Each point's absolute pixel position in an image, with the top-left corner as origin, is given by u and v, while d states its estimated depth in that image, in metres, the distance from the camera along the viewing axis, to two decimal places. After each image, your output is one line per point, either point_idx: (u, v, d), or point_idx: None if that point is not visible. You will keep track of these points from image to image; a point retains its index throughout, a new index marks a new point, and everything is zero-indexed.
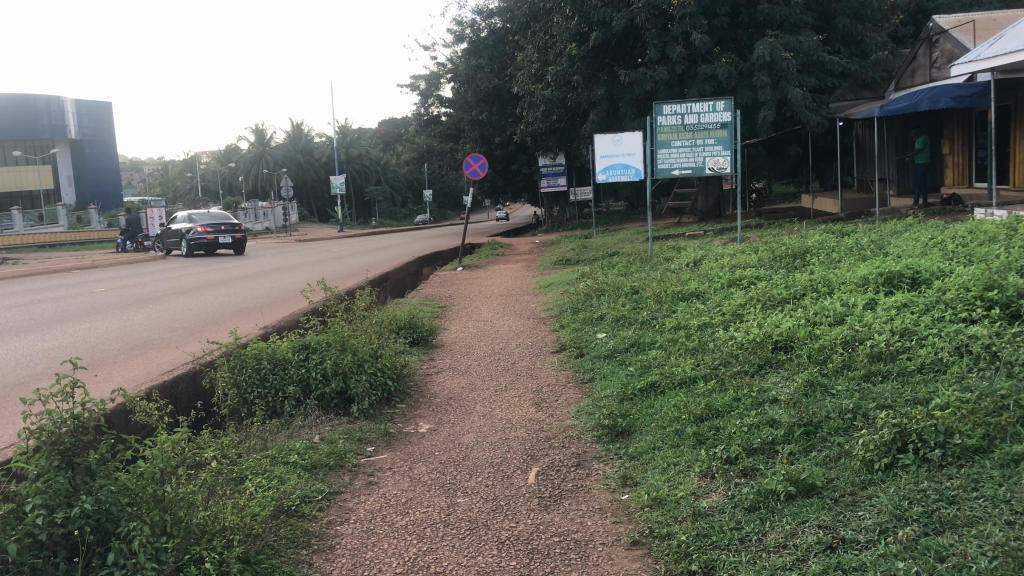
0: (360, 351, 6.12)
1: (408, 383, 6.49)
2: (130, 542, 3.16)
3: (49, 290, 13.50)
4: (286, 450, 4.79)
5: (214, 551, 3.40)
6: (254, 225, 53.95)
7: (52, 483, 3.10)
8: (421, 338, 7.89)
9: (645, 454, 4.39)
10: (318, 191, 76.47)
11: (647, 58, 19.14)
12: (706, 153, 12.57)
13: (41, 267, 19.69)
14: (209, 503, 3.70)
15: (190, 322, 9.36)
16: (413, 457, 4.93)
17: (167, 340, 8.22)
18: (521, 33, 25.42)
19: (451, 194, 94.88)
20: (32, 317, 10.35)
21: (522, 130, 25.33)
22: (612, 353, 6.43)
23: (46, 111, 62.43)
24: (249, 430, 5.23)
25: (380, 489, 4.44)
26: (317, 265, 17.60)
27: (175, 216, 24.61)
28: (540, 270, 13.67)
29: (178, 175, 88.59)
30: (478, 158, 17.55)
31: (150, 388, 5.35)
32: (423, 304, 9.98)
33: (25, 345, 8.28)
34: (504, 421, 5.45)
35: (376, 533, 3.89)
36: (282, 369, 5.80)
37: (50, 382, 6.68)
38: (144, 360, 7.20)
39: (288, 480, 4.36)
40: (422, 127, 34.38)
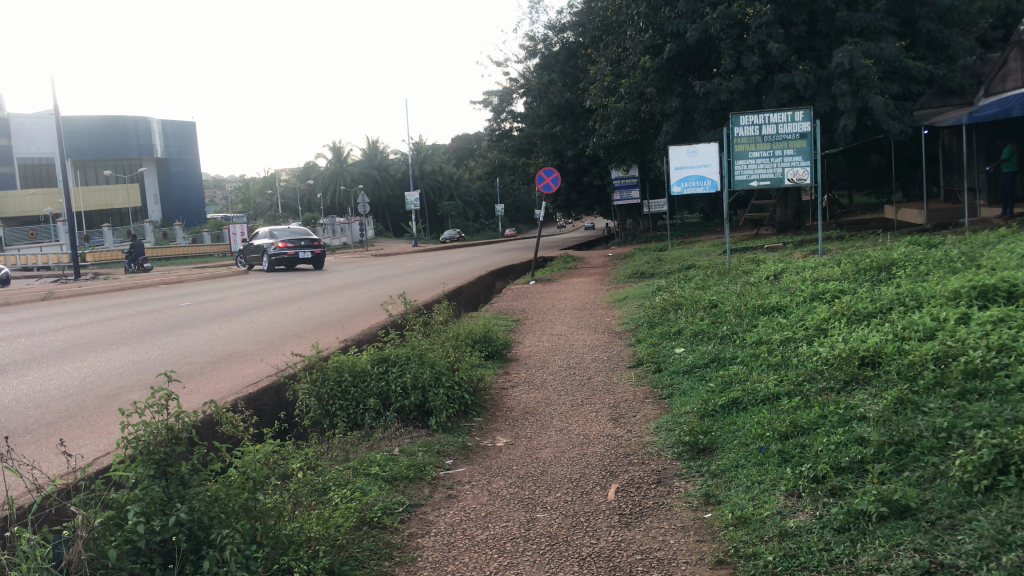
0: (438, 364, 6.18)
1: (485, 397, 6.51)
2: (222, 550, 3.25)
3: (137, 304, 14.01)
4: (368, 462, 4.88)
5: (301, 561, 3.46)
6: (332, 240, 55.27)
7: (148, 491, 3.22)
8: (495, 352, 7.91)
9: (728, 471, 4.31)
10: (393, 207, 77.76)
11: (722, 69, 18.93)
12: (785, 164, 12.34)
13: (130, 281, 20.51)
14: (296, 513, 3.78)
15: (273, 335, 9.60)
16: (492, 471, 4.94)
17: (251, 353, 8.44)
18: (594, 46, 25.47)
19: (524, 208, 95.30)
20: (123, 330, 10.75)
21: (595, 142, 25.31)
22: (691, 369, 6.35)
23: (134, 132, 65.32)
24: (331, 442, 5.32)
25: (460, 503, 4.46)
26: (393, 279, 17.86)
27: (257, 231, 25.31)
28: (614, 284, 13.61)
29: (259, 192, 91.38)
30: (550, 172, 17.55)
31: (237, 399, 5.50)
32: (497, 318, 10.04)
33: (117, 357, 8.61)
34: (581, 436, 5.42)
35: (457, 546, 3.92)
36: (363, 381, 5.90)
37: (144, 393, 6.92)
38: (232, 372, 7.40)
39: (370, 491, 4.42)
40: (494, 141, 34.69)
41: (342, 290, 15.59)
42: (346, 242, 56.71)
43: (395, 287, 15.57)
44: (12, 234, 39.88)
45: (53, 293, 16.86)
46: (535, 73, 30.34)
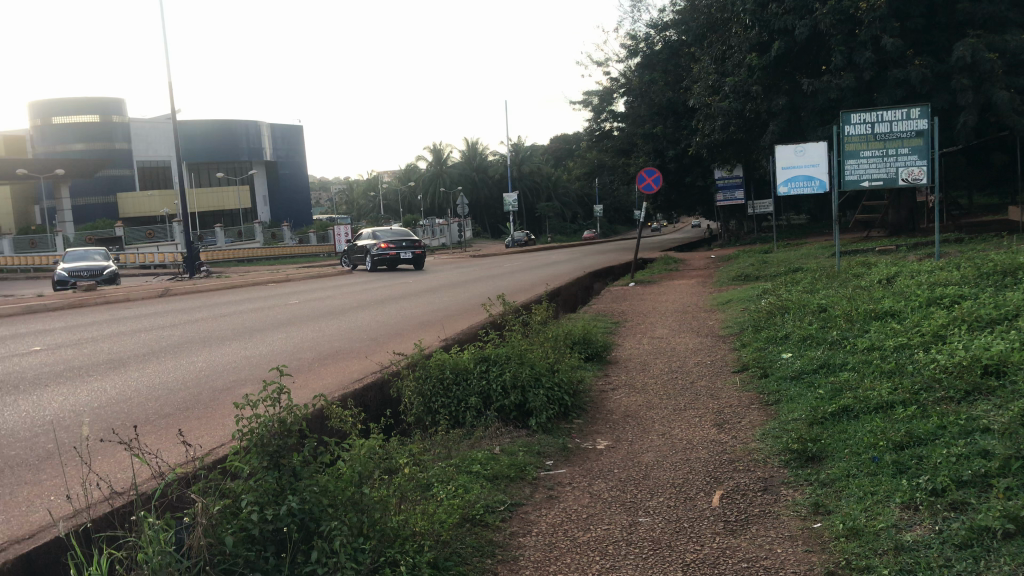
0: (538, 364, 6.19)
1: (586, 398, 6.51)
2: (331, 541, 3.34)
3: (246, 302, 14.54)
4: (469, 460, 4.93)
5: (407, 555, 3.54)
6: (431, 241, 56.17)
7: (262, 482, 3.34)
8: (596, 353, 7.89)
9: (839, 481, 4.17)
10: (491, 208, 78.45)
11: (833, 65, 18.36)
12: (899, 163, 11.85)
13: (241, 280, 21.36)
14: (401, 508, 3.86)
15: (376, 334, 9.80)
16: (593, 474, 4.92)
17: (356, 350, 8.65)
18: (697, 44, 25.10)
19: (623, 210, 94.64)
20: (235, 326, 11.18)
21: (698, 142, 24.92)
22: (799, 374, 6.17)
23: (246, 136, 68.12)
24: (434, 439, 5.41)
25: (561, 504, 4.46)
26: (493, 280, 18.02)
27: (361, 231, 25.95)
28: (717, 286, 13.36)
29: (362, 194, 93.87)
30: (652, 171, 17.37)
31: (344, 395, 5.66)
32: (597, 319, 10.01)
33: (230, 352, 8.96)
34: (685, 441, 5.34)
35: (558, 547, 3.91)
36: (464, 379, 5.98)
37: (255, 386, 7.19)
38: (338, 368, 7.60)
39: (472, 489, 4.47)
40: (594, 142, 34.57)
41: (442, 290, 15.81)
42: (445, 242, 57.52)
43: (495, 288, 15.68)
44: (133, 235, 42.03)
45: (169, 290, 17.70)
46: (637, 72, 30.09)
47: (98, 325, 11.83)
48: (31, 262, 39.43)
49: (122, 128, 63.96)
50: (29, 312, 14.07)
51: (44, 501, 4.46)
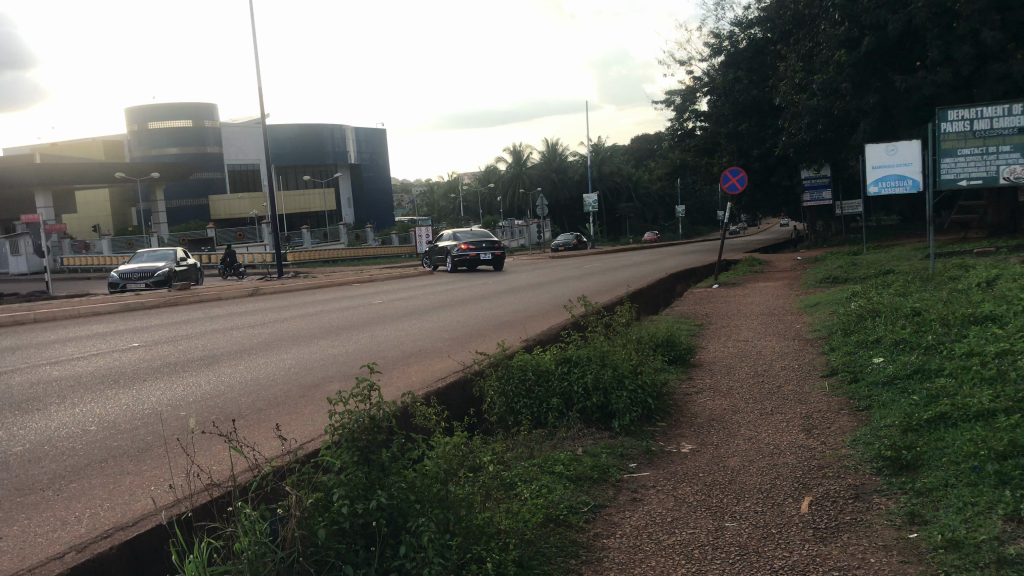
0: (621, 366, 6.17)
1: (669, 401, 6.44)
2: (419, 536, 3.39)
3: (331, 302, 14.86)
4: (552, 460, 4.95)
5: (492, 552, 3.57)
6: (511, 242, 56.48)
7: (352, 476, 3.43)
8: (679, 356, 7.80)
9: (936, 491, 4.03)
10: (571, 209, 78.35)
11: (928, 60, 17.73)
12: (1000, 162, 11.41)
13: (327, 280, 21.86)
14: (486, 505, 3.90)
15: (457, 333, 9.88)
16: (678, 477, 4.87)
17: (438, 349, 8.75)
18: (784, 41, 24.58)
19: (705, 211, 93.34)
20: (321, 325, 11.44)
21: (784, 141, 24.40)
22: (891, 380, 5.99)
23: (331, 139, 69.71)
24: (516, 438, 5.44)
25: (645, 507, 4.43)
26: (573, 281, 18.00)
27: (442, 233, 26.26)
28: (804, 289, 13.05)
29: (443, 196, 95.15)
30: (736, 171, 17.07)
31: (428, 393, 5.75)
32: (680, 321, 9.89)
33: (316, 350, 9.18)
34: (771, 446, 5.24)
35: (643, 550, 3.89)
36: (546, 379, 6.01)
37: (341, 384, 7.35)
38: (421, 367, 7.72)
39: (555, 489, 4.48)
40: (676, 142, 34.19)
41: (522, 290, 15.87)
42: (525, 243, 57.71)
43: (575, 289, 15.66)
44: (224, 236, 43.45)
45: (259, 290, 18.26)
46: (720, 71, 29.61)
47: (191, 323, 12.27)
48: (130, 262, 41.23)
49: (214, 133, 66.24)
50: (127, 310, 14.70)
51: (147, 490, 4.66)
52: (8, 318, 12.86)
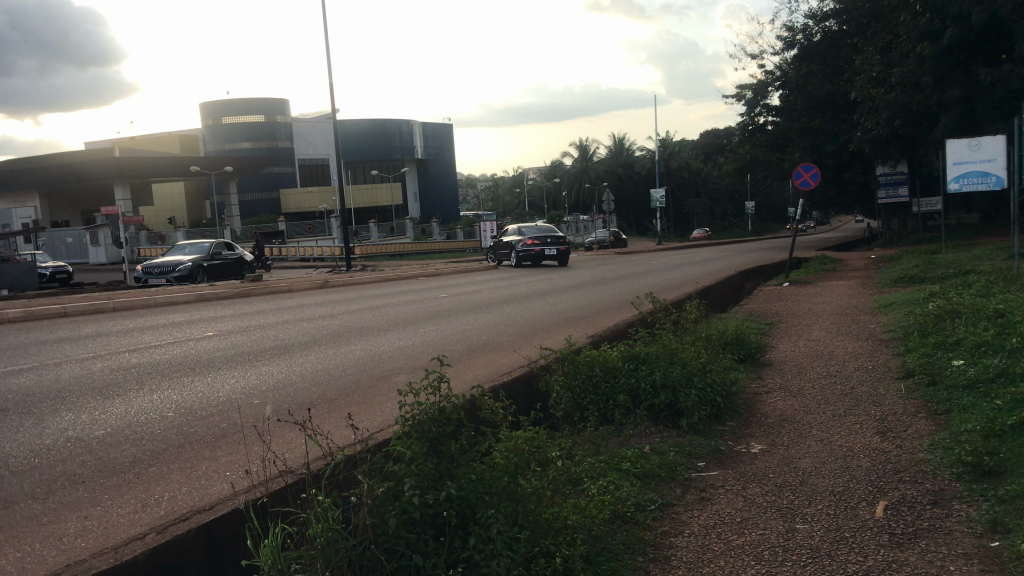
0: (689, 364, 6.11)
1: (739, 400, 6.36)
2: (487, 528, 3.42)
3: (397, 294, 15.03)
4: (619, 457, 4.93)
5: (560, 547, 3.58)
6: (576, 237, 56.32)
7: (422, 467, 3.48)
8: (749, 355, 7.69)
9: (1019, 499, 3.88)
10: (637, 205, 77.75)
11: (1014, 53, 17.08)
12: None
13: (394, 273, 22.14)
14: (555, 500, 3.91)
15: (523, 328, 9.91)
16: (747, 477, 4.80)
17: (504, 343, 8.79)
18: (861, 34, 24.00)
19: (775, 208, 91.66)
20: (388, 317, 11.59)
21: (858, 137, 23.79)
22: (972, 384, 5.79)
23: (399, 134, 70.49)
24: (583, 435, 5.44)
25: (714, 506, 4.38)
26: (639, 277, 17.86)
27: (508, 228, 26.35)
28: (879, 288, 12.71)
29: (508, 191, 95.38)
30: (809, 167, 16.72)
31: (495, 387, 5.78)
32: (750, 320, 9.74)
33: (384, 342, 9.31)
34: (845, 448, 5.13)
35: (712, 549, 3.85)
36: (613, 376, 6.00)
37: (409, 376, 7.44)
38: (488, 361, 7.77)
39: (623, 486, 4.46)
40: (746, 137, 33.65)
41: (588, 286, 15.81)
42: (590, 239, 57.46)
43: (642, 285, 15.54)
44: (294, 229, 44.30)
45: (328, 282, 18.59)
46: (793, 65, 29.01)
47: (263, 313, 12.56)
48: None
49: (285, 128, 67.58)
50: (203, 300, 15.12)
51: (224, 475, 4.80)
52: (90, 306, 13.35)
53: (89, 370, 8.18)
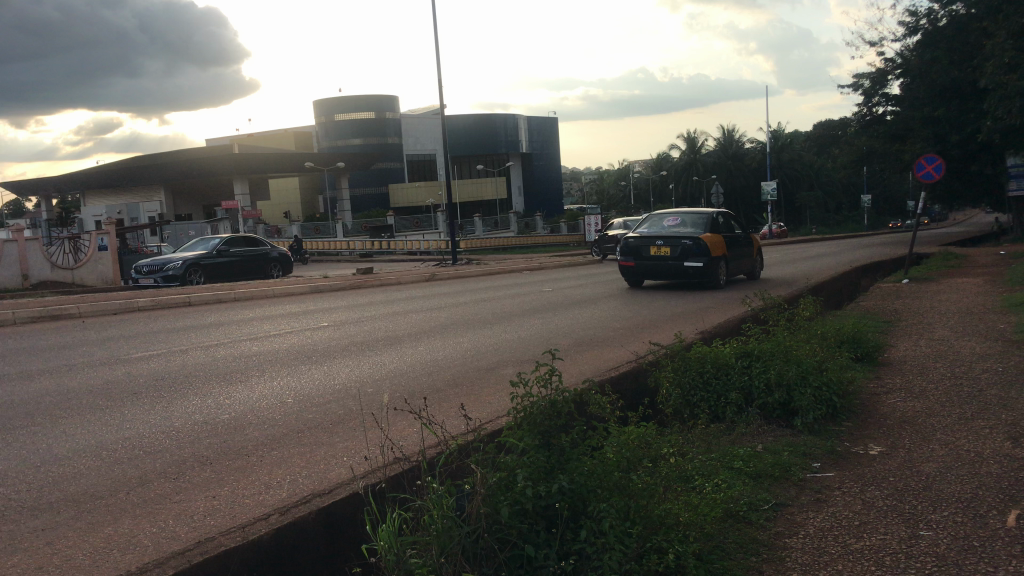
0: (804, 363, 5.97)
1: (856, 401, 6.15)
2: (599, 522, 3.43)
3: (504, 288, 15.19)
4: (731, 456, 4.87)
5: (672, 543, 3.54)
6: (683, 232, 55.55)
7: (534, 459, 3.53)
8: (866, 354, 7.43)
9: None
10: (746, 198, 76.03)
11: None
12: None
13: (500, 266, 22.36)
14: (667, 497, 3.88)
15: (630, 323, 9.87)
16: (866, 480, 4.64)
17: (611, 338, 8.76)
18: (991, 18, 22.68)
19: (893, 201, 88.08)
20: (496, 311, 11.72)
21: (987, 126, 22.56)
22: None
23: (504, 129, 71.04)
24: (693, 432, 5.39)
25: (831, 508, 4.25)
26: (749, 272, 17.48)
27: (613, 221, 26.23)
28: (1009, 286, 12.04)
29: (614, 184, 94.94)
30: (932, 159, 15.98)
31: (605, 381, 5.80)
32: (867, 317, 9.41)
33: (491, 335, 9.43)
34: (972, 453, 4.90)
35: (829, 553, 3.74)
36: (724, 373, 5.93)
37: (517, 368, 7.52)
38: (596, 355, 7.77)
39: (735, 485, 4.38)
40: (863, 128, 32.41)
41: (695, 281, 15.56)
42: None
43: (751, 281, 15.20)
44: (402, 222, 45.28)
45: (435, 275, 18.94)
46: (915, 51, 27.72)
47: (375, 305, 12.90)
48: (317, 246, 43.85)
49: (394, 124, 69.07)
50: (316, 291, 15.64)
51: (342, 460, 4.97)
52: (211, 295, 13.99)
53: (214, 357, 8.59)
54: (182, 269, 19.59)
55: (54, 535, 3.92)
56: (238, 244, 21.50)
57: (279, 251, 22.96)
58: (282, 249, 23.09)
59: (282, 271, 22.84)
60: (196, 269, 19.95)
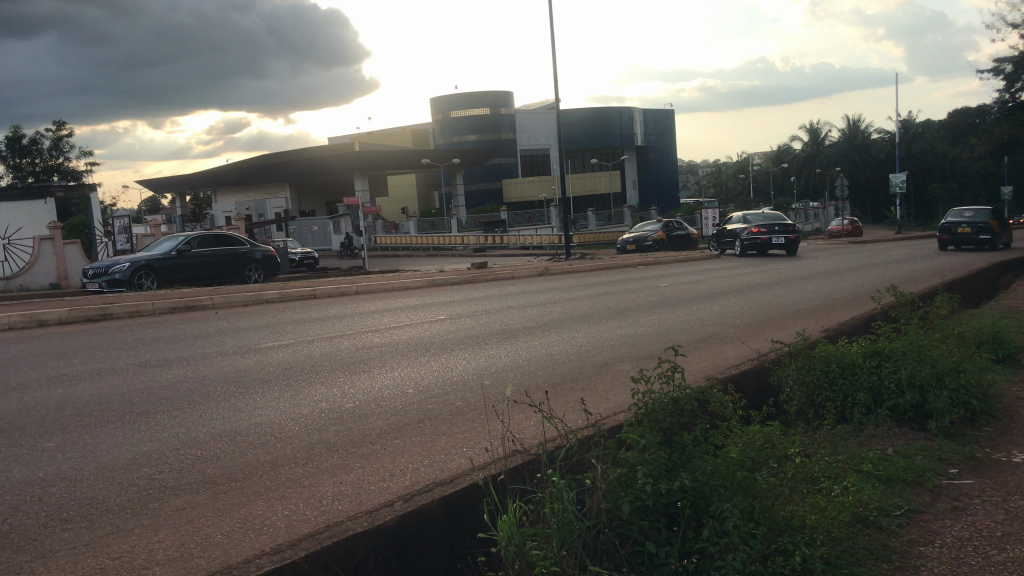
0: (940, 364, 5.69)
1: (997, 405, 5.82)
2: (722, 521, 3.37)
3: (619, 283, 15.10)
4: (860, 459, 4.70)
5: (799, 545, 3.44)
6: (804, 225, 53.67)
7: (655, 457, 3.53)
8: (1008, 356, 7.01)
9: None
10: (873, 190, 72.74)
11: None
12: None
13: (615, 262, 22.20)
14: (793, 498, 3.79)
15: (751, 319, 9.64)
16: (1009, 488, 4.39)
17: (732, 335, 8.58)
18: None
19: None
20: (611, 306, 11.65)
21: None
22: None
23: (618, 122, 70.39)
24: (819, 434, 5.24)
25: (969, 516, 4.04)
26: (877, 268, 16.73)
27: (731, 215, 25.61)
28: None
29: (732, 177, 92.73)
30: None
31: (726, 379, 5.70)
32: (1009, 317, 8.86)
33: (607, 330, 9.39)
34: None
35: (969, 564, 3.56)
36: (851, 373, 5.75)
37: (634, 364, 7.47)
38: (716, 352, 7.63)
39: (865, 489, 4.23)
40: (1004, 115, 30.41)
41: (818, 277, 15.02)
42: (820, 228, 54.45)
43: (880, 277, 14.54)
44: (516, 217, 45.55)
45: (549, 269, 19.01)
46: None
47: (491, 299, 13.06)
48: (433, 240, 44.65)
49: (509, 119, 69.59)
50: (433, 286, 15.95)
51: (464, 450, 5.07)
52: (334, 288, 14.49)
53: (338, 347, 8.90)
54: (129, 273, 17.28)
55: (195, 514, 4.15)
56: (206, 245, 19.06)
57: (260, 250, 20.40)
58: (266, 250, 20.70)
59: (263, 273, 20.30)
60: (147, 272, 17.61)
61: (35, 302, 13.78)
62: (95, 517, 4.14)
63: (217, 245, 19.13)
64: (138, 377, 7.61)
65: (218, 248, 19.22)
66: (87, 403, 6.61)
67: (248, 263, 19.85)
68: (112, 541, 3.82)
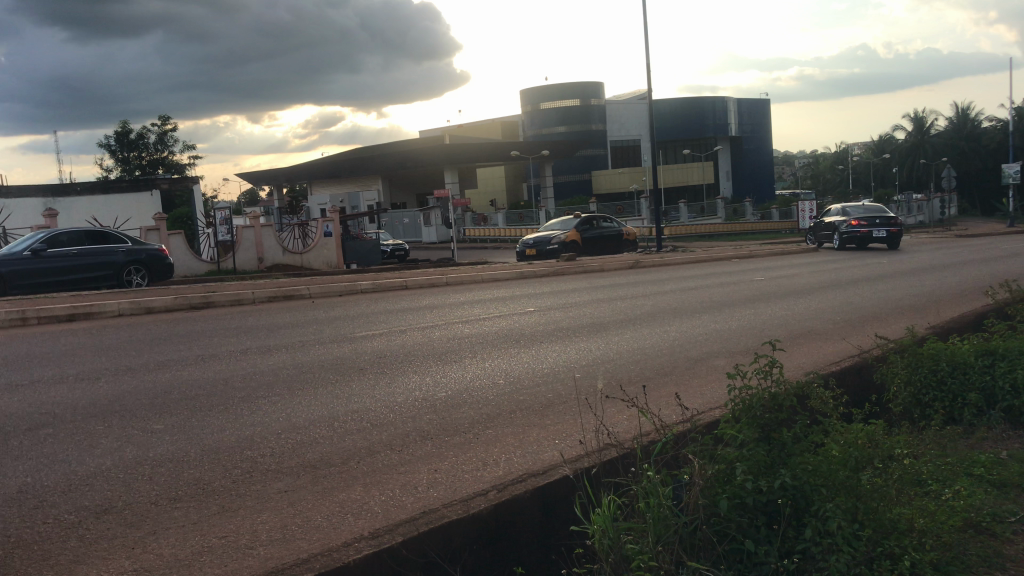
0: None
1: None
2: (824, 521, 3.27)
3: (712, 276, 14.84)
4: (970, 462, 4.51)
5: (905, 549, 3.30)
6: (907, 217, 51.63)
7: (755, 453, 3.48)
8: None
9: None
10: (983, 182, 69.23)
11: None
12: None
13: (707, 255, 21.81)
14: (900, 501, 3.66)
15: (852, 315, 9.36)
16: None
17: (831, 330, 8.35)
18: None
19: None
20: (705, 300, 11.47)
21: None
22: None
23: (711, 113, 69.09)
24: (926, 434, 5.05)
25: None
26: (988, 263, 15.96)
27: (829, 208, 24.86)
28: None
29: (829, 168, 90.27)
30: None
31: (828, 374, 5.56)
32: None
33: (701, 324, 9.27)
34: None
35: None
36: (962, 373, 5.57)
37: (728, 358, 7.35)
38: (816, 348, 7.44)
39: (976, 493, 4.02)
40: None
41: (924, 272, 14.45)
42: (923, 220, 52.28)
43: (991, 272, 13.87)
44: (605, 209, 45.23)
45: (640, 262, 18.82)
46: None
47: (581, 291, 13.03)
48: (522, 232, 44.76)
49: (599, 110, 69.15)
50: (523, 278, 16.00)
51: (558, 441, 5.09)
52: (425, 279, 14.70)
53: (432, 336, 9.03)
54: None
55: (297, 497, 4.28)
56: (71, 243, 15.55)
57: (147, 251, 16.71)
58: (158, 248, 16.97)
59: (150, 278, 16.55)
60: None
61: (145, 290, 14.42)
62: (203, 496, 4.31)
63: (83, 244, 15.53)
64: (240, 363, 7.88)
65: (86, 246, 15.63)
66: (193, 388, 6.88)
67: (129, 266, 16.15)
68: (219, 520, 3.97)
